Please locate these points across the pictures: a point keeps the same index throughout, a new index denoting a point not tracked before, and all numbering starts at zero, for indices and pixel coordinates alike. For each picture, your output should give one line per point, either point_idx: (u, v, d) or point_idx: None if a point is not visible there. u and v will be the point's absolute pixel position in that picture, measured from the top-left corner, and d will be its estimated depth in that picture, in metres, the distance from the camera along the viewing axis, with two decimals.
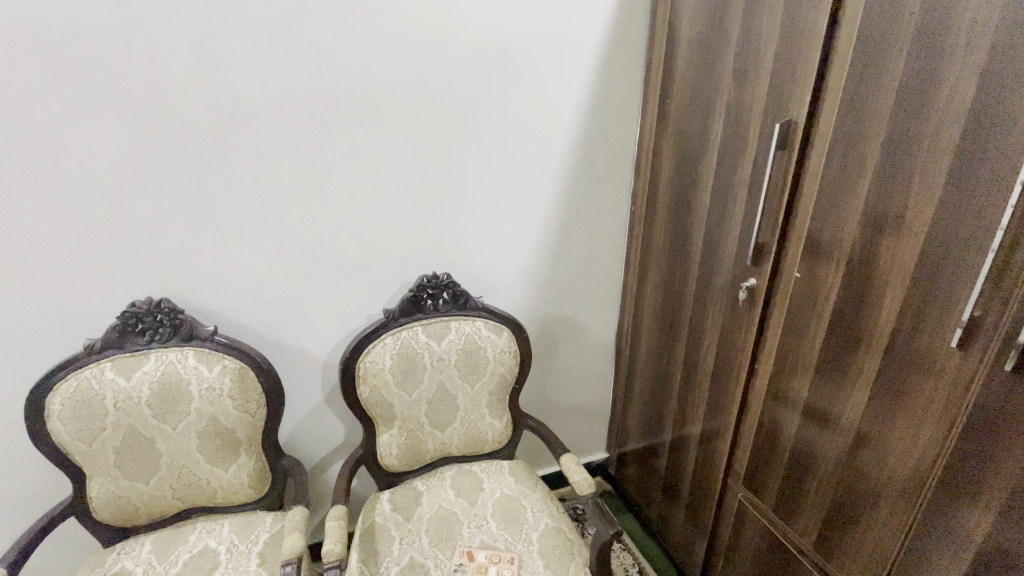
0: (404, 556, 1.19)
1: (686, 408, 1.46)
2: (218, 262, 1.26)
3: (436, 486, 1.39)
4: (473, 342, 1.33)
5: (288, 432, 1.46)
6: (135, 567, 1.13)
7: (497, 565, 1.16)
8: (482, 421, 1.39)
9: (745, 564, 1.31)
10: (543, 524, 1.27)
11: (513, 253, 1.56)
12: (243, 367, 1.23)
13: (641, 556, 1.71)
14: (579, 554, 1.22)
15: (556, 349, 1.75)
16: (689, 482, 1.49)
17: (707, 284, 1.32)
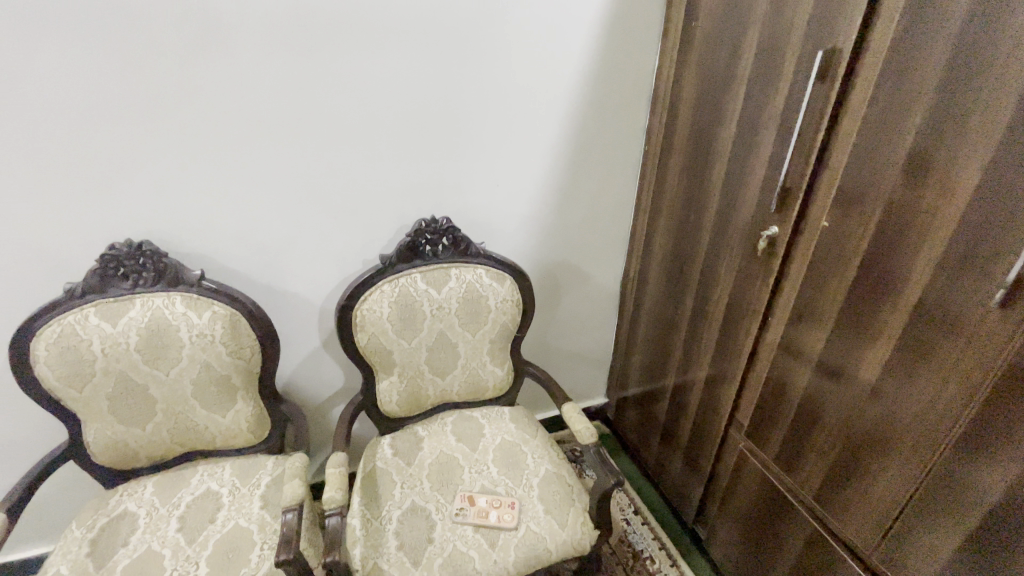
0: (405, 500, 1.20)
1: (692, 357, 1.43)
2: (201, 204, 1.18)
3: (437, 432, 1.38)
4: (474, 290, 1.27)
5: (287, 377, 1.44)
6: (138, 508, 1.14)
7: (498, 509, 1.18)
8: (484, 369, 1.36)
9: (741, 509, 1.33)
10: (544, 470, 1.28)
11: (517, 195, 1.46)
12: (234, 313, 1.17)
13: (636, 496, 1.76)
14: (579, 500, 1.23)
15: (559, 296, 1.70)
16: (689, 430, 1.50)
17: (724, 230, 1.25)
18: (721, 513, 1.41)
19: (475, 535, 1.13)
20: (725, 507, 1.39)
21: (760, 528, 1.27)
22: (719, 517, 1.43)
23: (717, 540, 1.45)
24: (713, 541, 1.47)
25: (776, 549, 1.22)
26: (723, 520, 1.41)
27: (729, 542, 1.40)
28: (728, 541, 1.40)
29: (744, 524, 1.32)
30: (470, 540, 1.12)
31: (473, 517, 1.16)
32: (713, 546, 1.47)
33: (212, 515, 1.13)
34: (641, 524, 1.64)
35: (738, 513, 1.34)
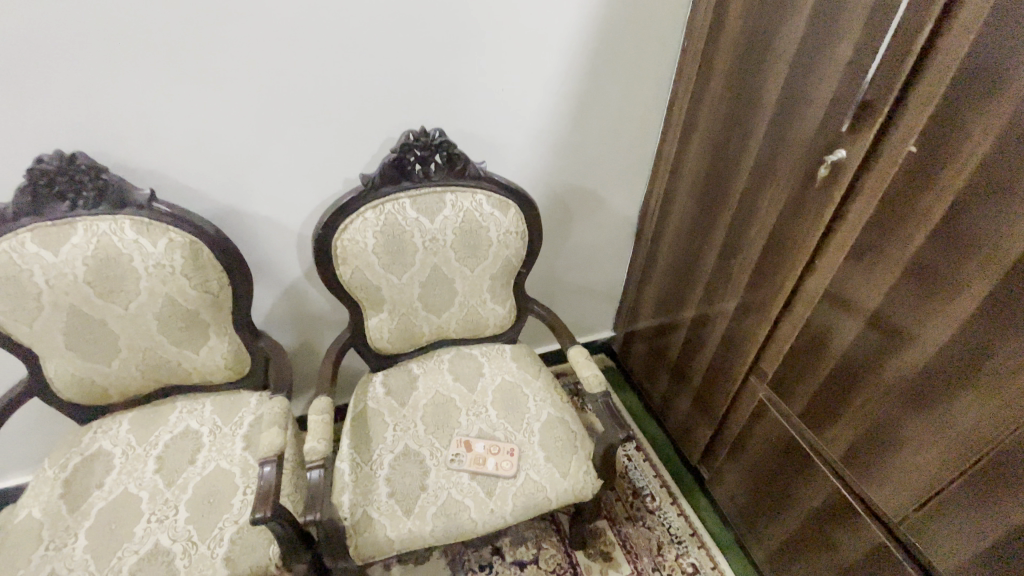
0: (397, 444, 1.12)
1: (717, 298, 1.29)
2: (144, 106, 0.98)
3: (433, 370, 1.26)
4: (473, 219, 1.10)
5: (269, 308, 1.31)
6: (113, 447, 1.08)
7: (496, 456, 1.09)
8: (484, 306, 1.22)
9: (752, 457, 1.26)
10: (546, 414, 1.17)
11: (525, 104, 1.23)
12: (195, 241, 1.02)
13: (639, 432, 1.70)
14: (582, 448, 1.14)
15: (570, 223, 1.52)
16: (704, 373, 1.39)
17: (775, 152, 1.04)
18: (729, 458, 1.35)
19: (472, 484, 1.06)
20: (734, 452, 1.33)
21: (771, 477, 1.20)
22: (726, 461, 1.37)
23: (721, 482, 1.40)
24: (717, 482, 1.42)
25: (787, 500, 1.16)
26: (729, 464, 1.36)
27: (734, 486, 1.35)
28: (733, 484, 1.35)
29: (754, 472, 1.26)
30: (466, 488, 1.06)
31: (469, 465, 1.08)
32: (717, 487, 1.42)
33: (192, 456, 1.07)
34: (643, 461, 1.60)
35: (748, 459, 1.28)
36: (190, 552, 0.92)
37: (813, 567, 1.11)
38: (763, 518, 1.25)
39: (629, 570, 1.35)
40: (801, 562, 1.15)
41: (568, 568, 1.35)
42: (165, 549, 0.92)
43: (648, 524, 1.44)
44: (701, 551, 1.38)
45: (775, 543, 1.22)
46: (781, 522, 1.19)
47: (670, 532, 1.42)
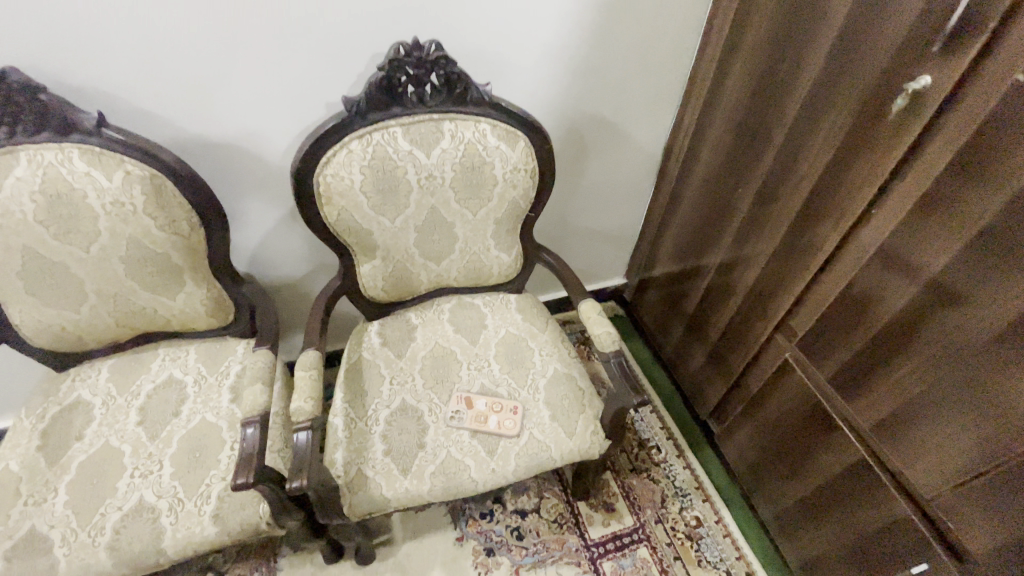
0: (394, 398, 1.04)
1: (748, 248, 1.16)
2: (77, 8, 0.81)
3: (432, 320, 1.16)
4: (475, 154, 0.95)
5: (253, 250, 1.20)
6: (93, 397, 1.02)
7: (498, 414, 1.01)
8: (487, 253, 1.10)
9: (771, 416, 1.19)
10: (552, 370, 1.08)
11: (539, 13, 1.04)
12: (157, 175, 0.90)
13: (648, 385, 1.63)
14: (590, 406, 1.05)
15: (585, 159, 1.36)
16: (724, 327, 1.30)
17: (841, 74, 0.87)
18: (745, 415, 1.29)
19: (472, 442, 0.99)
20: (751, 410, 1.26)
21: (789, 439, 1.14)
22: (740, 418, 1.31)
23: (733, 438, 1.34)
24: (729, 437, 1.36)
25: (805, 463, 1.11)
26: (744, 421, 1.29)
27: (747, 443, 1.29)
28: (745, 441, 1.30)
29: (771, 431, 1.19)
30: (466, 447, 0.99)
31: (470, 423, 1.01)
32: (727, 442, 1.37)
33: (176, 408, 1.00)
34: (650, 413, 1.54)
35: (765, 418, 1.21)
36: (177, 509, 0.88)
37: (828, 531, 1.07)
38: (776, 478, 1.20)
39: (632, 521, 1.32)
40: (814, 525, 1.11)
41: (569, 517, 1.32)
42: (149, 506, 0.88)
43: (653, 476, 1.41)
44: (706, 504, 1.35)
45: (787, 503, 1.18)
46: (796, 484, 1.14)
47: (674, 485, 1.39)
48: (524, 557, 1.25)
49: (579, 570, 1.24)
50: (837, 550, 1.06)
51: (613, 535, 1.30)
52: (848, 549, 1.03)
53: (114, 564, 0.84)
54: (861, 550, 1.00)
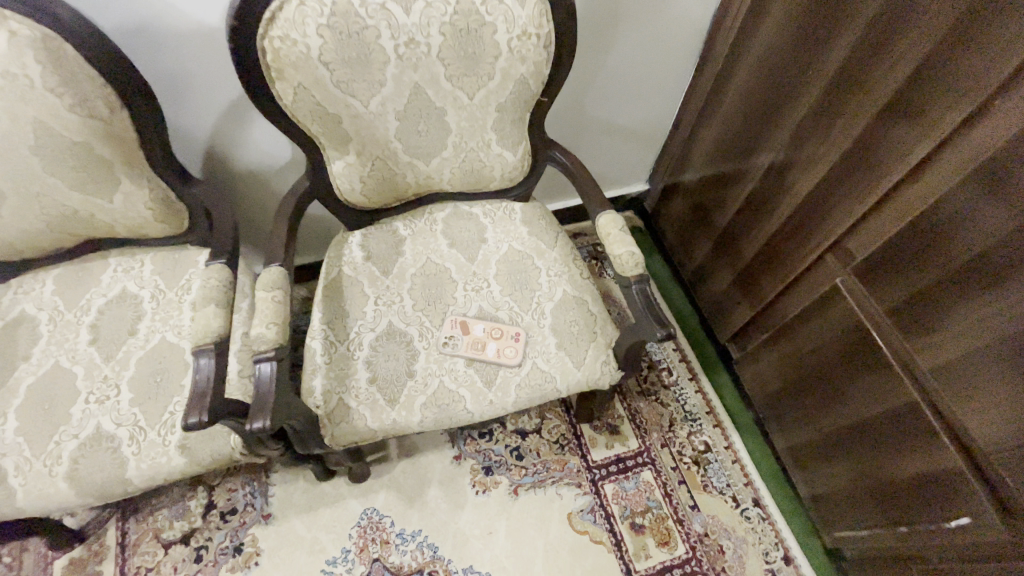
0: (380, 321, 0.90)
1: (807, 151, 0.96)
2: None
3: (423, 231, 0.99)
4: (470, 12, 0.72)
5: (205, 143, 0.98)
6: (38, 312, 0.89)
7: (498, 342, 0.88)
8: (488, 150, 0.90)
9: (803, 346, 1.06)
10: (561, 293, 0.93)
11: None
12: (52, 36, 0.69)
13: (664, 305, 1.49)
14: (603, 333, 0.91)
15: (612, 30, 1.09)
16: (763, 244, 1.12)
17: None
18: (773, 344, 1.16)
19: (469, 372, 0.87)
20: (781, 338, 1.13)
21: (823, 371, 1.02)
22: (766, 347, 1.18)
23: (756, 365, 1.23)
24: (751, 365, 1.25)
25: (838, 399, 1.00)
26: (770, 350, 1.17)
27: (771, 372, 1.18)
28: (769, 369, 1.19)
29: (800, 362, 1.08)
30: (462, 377, 0.86)
31: (465, 351, 0.87)
32: (747, 370, 1.26)
33: (132, 326, 0.88)
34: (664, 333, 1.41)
35: (796, 348, 1.08)
36: (139, 438, 0.79)
37: (854, 470, 1.00)
38: (802, 411, 1.11)
39: (637, 444, 1.24)
40: (839, 461, 1.03)
41: (571, 439, 1.24)
42: (108, 435, 0.79)
43: (662, 400, 1.30)
44: (717, 430, 1.26)
45: (810, 435, 1.10)
46: (824, 419, 1.05)
47: (684, 410, 1.29)
48: (523, 477, 1.19)
49: (578, 491, 1.17)
50: (861, 488, 0.99)
51: (615, 457, 1.22)
52: (875, 488, 0.96)
53: (77, 494, 0.78)
54: (891, 492, 0.92)
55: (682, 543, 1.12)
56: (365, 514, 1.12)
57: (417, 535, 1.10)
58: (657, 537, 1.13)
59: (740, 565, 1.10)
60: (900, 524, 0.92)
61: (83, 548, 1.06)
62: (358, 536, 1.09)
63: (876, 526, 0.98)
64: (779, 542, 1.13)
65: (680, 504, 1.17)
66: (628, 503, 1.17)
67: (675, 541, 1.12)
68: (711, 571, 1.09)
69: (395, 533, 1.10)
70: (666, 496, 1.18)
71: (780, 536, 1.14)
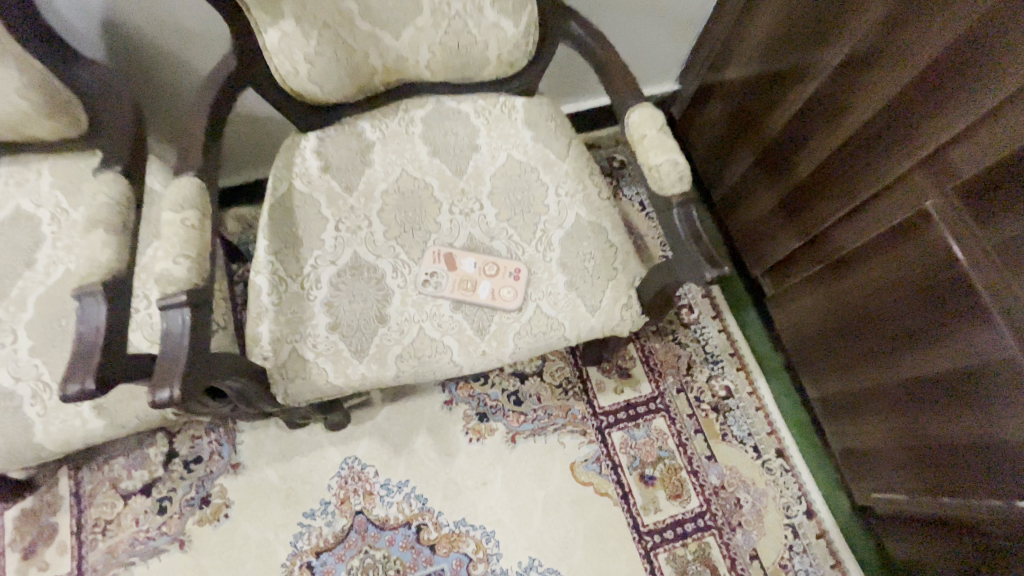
0: (342, 252, 0.70)
1: (907, 33, 0.70)
2: None
3: (396, 135, 0.76)
4: None
5: (102, 16, 0.73)
6: None
7: (493, 281, 0.69)
8: (479, 17, 0.66)
9: (859, 287, 0.88)
10: (573, 219, 0.73)
11: None
12: None
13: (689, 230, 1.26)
14: (625, 269, 0.72)
15: None
16: (822, 160, 0.89)
17: None
18: (820, 283, 0.97)
19: (456, 317, 0.69)
20: (831, 277, 0.94)
21: (882, 316, 0.85)
22: (811, 286, 1.00)
23: (795, 306, 1.06)
24: (789, 305, 1.07)
25: (895, 351, 0.84)
26: (813, 289, 1.00)
27: (813, 315, 1.01)
28: (811, 311, 1.01)
29: (852, 303, 0.90)
30: (447, 323, 0.69)
31: (451, 292, 0.69)
32: (783, 309, 1.09)
33: (27, 257, 0.69)
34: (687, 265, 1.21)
35: (848, 289, 0.90)
36: (44, 397, 0.64)
37: (902, 429, 0.87)
38: (846, 360, 0.95)
39: (650, 389, 1.09)
40: (884, 417, 0.90)
41: (576, 383, 1.09)
42: (6, 393, 0.64)
43: (680, 339, 1.13)
44: (740, 374, 1.11)
45: (853, 385, 0.95)
46: (871, 372, 0.90)
47: (705, 350, 1.13)
48: (521, 424, 1.05)
49: (583, 440, 1.05)
50: (908, 449, 0.86)
51: (625, 403, 1.08)
52: (925, 452, 0.83)
53: None
54: (945, 457, 0.80)
55: (696, 495, 1.02)
56: (345, 463, 1.00)
57: (404, 485, 0.99)
58: (668, 489, 1.02)
59: (758, 519, 1.01)
60: (951, 493, 0.81)
61: (34, 499, 0.96)
62: (338, 487, 0.98)
63: (918, 490, 0.86)
64: (802, 496, 1.02)
65: (695, 455, 1.05)
66: (638, 452, 1.04)
67: (688, 495, 1.02)
68: (725, 525, 1.00)
69: (380, 484, 0.99)
70: (680, 446, 1.05)
71: (804, 489, 1.03)
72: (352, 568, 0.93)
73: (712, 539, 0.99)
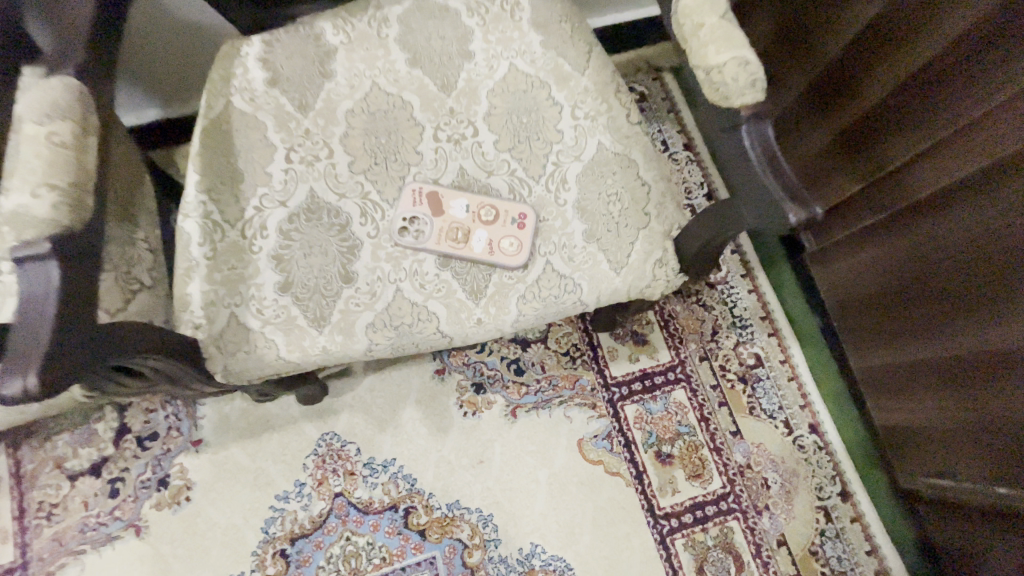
0: (296, 190, 0.54)
1: None
2: None
3: (366, 38, 0.58)
4: None
5: None
6: None
7: (491, 227, 0.54)
8: None
9: (917, 247, 0.73)
10: (594, 148, 0.56)
11: None
12: None
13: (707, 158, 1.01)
14: (660, 214, 0.56)
15: None
16: (881, 94, 0.70)
17: None
18: (869, 241, 0.82)
19: (443, 276, 0.54)
20: (884, 235, 0.79)
21: (943, 283, 0.70)
22: (857, 246, 0.85)
23: (837, 267, 0.90)
24: (830, 265, 0.92)
25: (956, 325, 0.70)
26: (861, 250, 0.84)
27: (858, 278, 0.85)
28: (855, 274, 0.86)
29: (906, 267, 0.75)
30: (432, 283, 0.54)
31: (436, 243, 0.54)
32: (822, 269, 0.94)
33: None
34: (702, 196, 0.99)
35: (905, 252, 0.75)
36: None
37: (953, 415, 0.74)
38: (892, 332, 0.81)
39: (669, 357, 0.96)
40: (932, 400, 0.77)
41: (585, 350, 0.95)
42: None
43: (704, 301, 0.99)
44: (772, 341, 0.98)
45: (897, 361, 0.82)
46: (923, 348, 0.76)
47: (732, 314, 0.99)
48: (523, 397, 0.93)
49: (592, 415, 0.92)
50: (960, 437, 0.74)
51: (640, 373, 0.95)
52: (981, 442, 0.71)
53: None
54: (1006, 450, 0.67)
55: (718, 475, 0.90)
56: (323, 440, 0.88)
57: (389, 465, 0.88)
58: (687, 469, 0.90)
59: (788, 501, 0.90)
60: (1006, 486, 0.69)
61: None
62: (315, 468, 0.86)
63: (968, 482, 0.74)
64: (836, 476, 0.91)
65: (719, 430, 0.93)
66: (654, 428, 0.92)
67: (710, 475, 0.90)
68: (751, 508, 0.89)
69: (362, 463, 0.87)
70: (702, 421, 0.93)
71: (839, 468, 0.92)
72: (332, 556, 0.83)
73: (735, 523, 0.88)
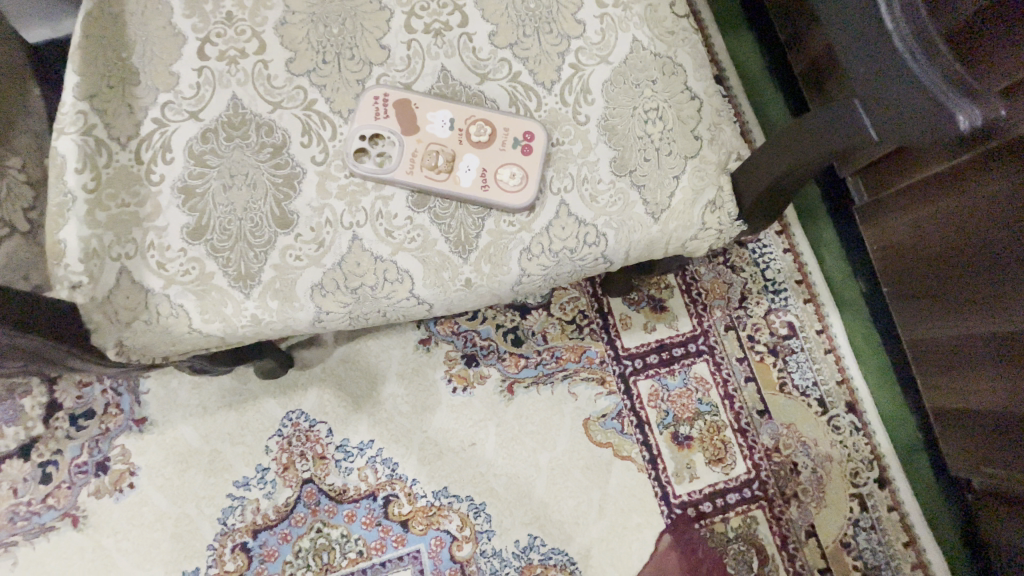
0: (217, 98, 0.39)
1: None
2: None
3: None
4: None
5: None
6: None
7: (486, 155, 0.40)
8: None
9: (992, 202, 0.59)
10: (628, 47, 0.41)
11: None
12: None
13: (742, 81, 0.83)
14: (713, 140, 0.42)
15: None
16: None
17: None
18: (924, 197, 0.68)
19: (418, 220, 0.39)
20: (948, 188, 0.64)
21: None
22: (908, 203, 0.71)
23: (882, 226, 0.76)
24: (873, 223, 0.77)
25: None
26: (911, 210, 0.70)
27: (906, 243, 0.72)
28: (904, 236, 0.72)
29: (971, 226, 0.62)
30: (404, 230, 0.39)
31: (408, 172, 0.39)
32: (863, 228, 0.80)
33: None
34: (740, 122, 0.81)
35: (972, 208, 0.61)
36: None
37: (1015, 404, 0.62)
38: (944, 305, 0.68)
39: (689, 326, 0.83)
40: (988, 385, 0.65)
41: (595, 316, 0.82)
42: None
43: (732, 262, 0.86)
44: (808, 309, 0.85)
45: (948, 338, 0.69)
46: (982, 325, 0.63)
47: (764, 277, 0.85)
48: (522, 370, 0.80)
49: (600, 391, 0.80)
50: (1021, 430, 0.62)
51: (657, 344, 0.82)
52: None
53: None
54: None
55: (742, 460, 0.80)
56: (288, 419, 0.76)
57: (366, 447, 0.76)
58: (707, 452, 0.80)
59: (819, 488, 0.80)
60: None
61: None
62: (279, 450, 0.75)
63: None
64: (874, 461, 0.81)
65: (744, 410, 0.81)
66: (670, 407, 0.81)
67: (733, 459, 0.80)
68: (777, 496, 0.79)
69: (335, 445, 0.76)
70: (726, 399, 0.81)
71: (877, 453, 0.81)
72: (300, 551, 0.72)
73: (759, 513, 0.78)
